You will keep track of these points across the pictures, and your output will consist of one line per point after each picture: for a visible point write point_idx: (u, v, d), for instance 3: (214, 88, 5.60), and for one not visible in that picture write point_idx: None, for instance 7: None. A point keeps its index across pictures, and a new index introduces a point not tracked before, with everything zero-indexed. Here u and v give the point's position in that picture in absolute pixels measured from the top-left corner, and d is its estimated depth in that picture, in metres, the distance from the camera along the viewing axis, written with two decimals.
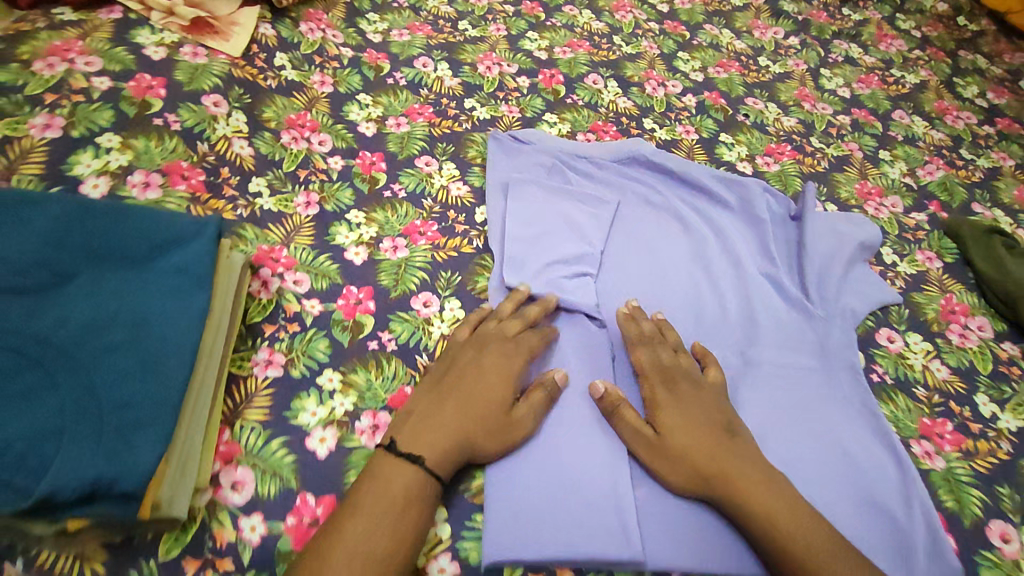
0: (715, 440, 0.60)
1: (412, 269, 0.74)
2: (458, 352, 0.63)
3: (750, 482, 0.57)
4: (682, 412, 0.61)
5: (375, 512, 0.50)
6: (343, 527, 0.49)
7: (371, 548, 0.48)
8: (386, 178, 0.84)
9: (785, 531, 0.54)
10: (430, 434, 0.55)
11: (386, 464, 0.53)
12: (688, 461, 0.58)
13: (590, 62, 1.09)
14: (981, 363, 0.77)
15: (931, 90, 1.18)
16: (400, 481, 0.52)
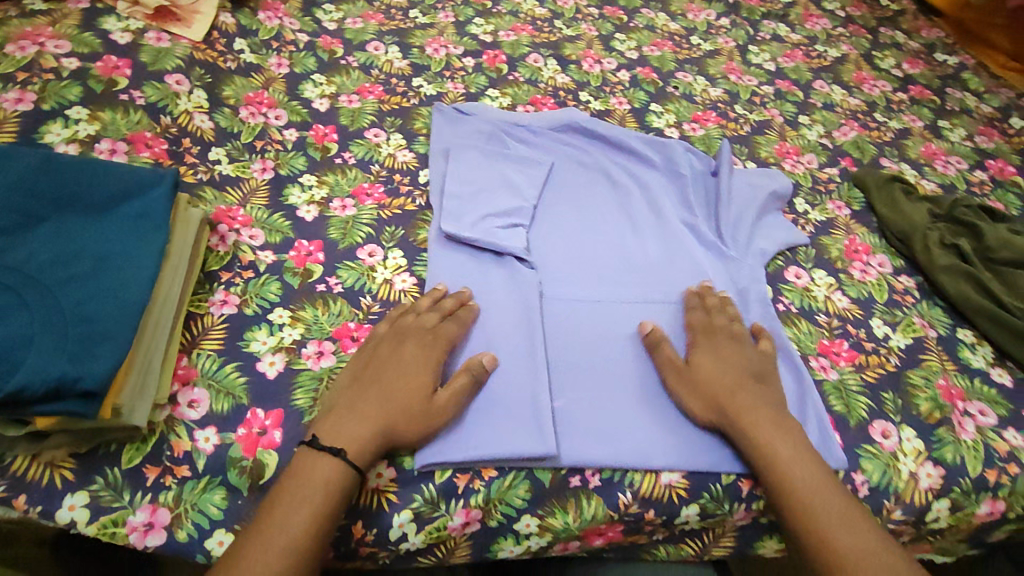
0: (742, 379, 0.66)
1: (360, 224, 0.81)
2: (380, 346, 0.64)
3: (761, 417, 0.63)
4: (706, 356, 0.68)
5: (289, 507, 0.53)
6: (265, 518, 0.52)
7: (285, 538, 0.51)
8: (337, 147, 0.92)
9: (785, 468, 0.60)
10: (354, 426, 0.57)
11: (312, 457, 0.55)
12: (710, 391, 0.65)
13: (532, 44, 1.17)
14: (878, 293, 0.84)
15: (850, 62, 1.27)
16: (319, 474, 0.54)
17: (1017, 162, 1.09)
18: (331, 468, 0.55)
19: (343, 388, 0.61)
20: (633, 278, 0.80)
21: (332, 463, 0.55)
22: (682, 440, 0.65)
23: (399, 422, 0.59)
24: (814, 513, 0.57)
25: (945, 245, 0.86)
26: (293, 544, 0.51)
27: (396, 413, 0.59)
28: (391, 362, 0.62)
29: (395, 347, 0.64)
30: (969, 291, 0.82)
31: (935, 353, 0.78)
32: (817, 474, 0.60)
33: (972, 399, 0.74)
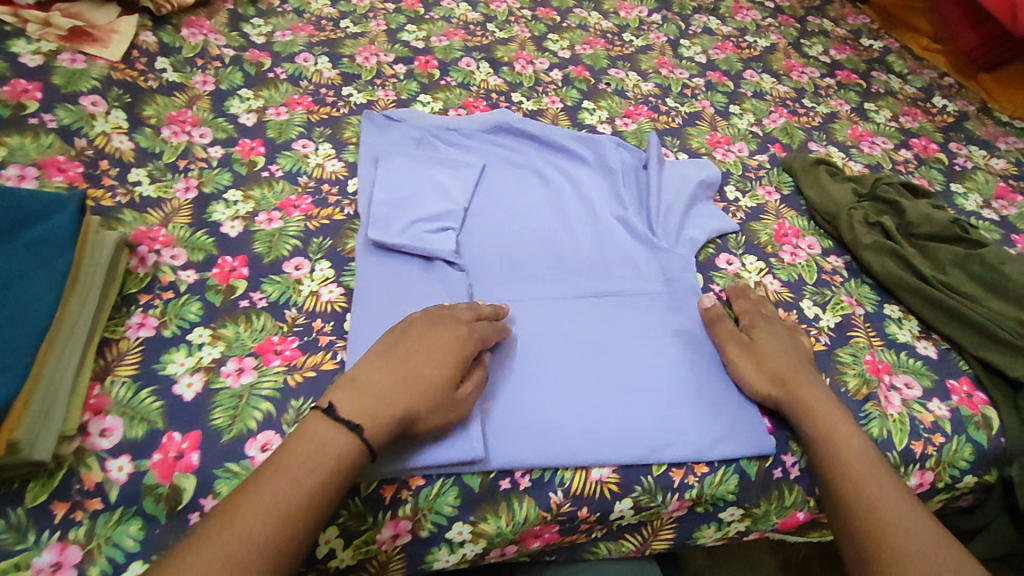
0: (798, 359, 0.70)
1: (285, 237, 0.80)
2: (411, 327, 0.62)
3: (816, 393, 0.67)
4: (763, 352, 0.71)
5: (297, 467, 0.50)
6: (267, 476, 0.49)
7: (286, 505, 0.48)
8: (264, 160, 0.90)
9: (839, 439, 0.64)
10: (382, 400, 0.54)
11: (329, 426, 0.52)
12: (772, 364, 0.70)
13: (464, 48, 1.17)
14: (808, 275, 0.86)
15: (779, 51, 1.30)
16: (334, 445, 0.51)
17: (941, 139, 1.12)
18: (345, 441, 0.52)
19: (370, 363, 0.58)
20: (565, 272, 0.80)
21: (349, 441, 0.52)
22: (611, 434, 0.65)
23: (422, 409, 0.56)
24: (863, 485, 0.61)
25: (870, 224, 0.88)
26: (294, 513, 0.48)
27: (422, 397, 0.56)
28: (424, 344, 0.60)
29: (434, 330, 0.61)
30: (892, 267, 0.83)
31: (861, 329, 0.80)
32: (877, 471, 0.62)
33: (898, 372, 0.75)
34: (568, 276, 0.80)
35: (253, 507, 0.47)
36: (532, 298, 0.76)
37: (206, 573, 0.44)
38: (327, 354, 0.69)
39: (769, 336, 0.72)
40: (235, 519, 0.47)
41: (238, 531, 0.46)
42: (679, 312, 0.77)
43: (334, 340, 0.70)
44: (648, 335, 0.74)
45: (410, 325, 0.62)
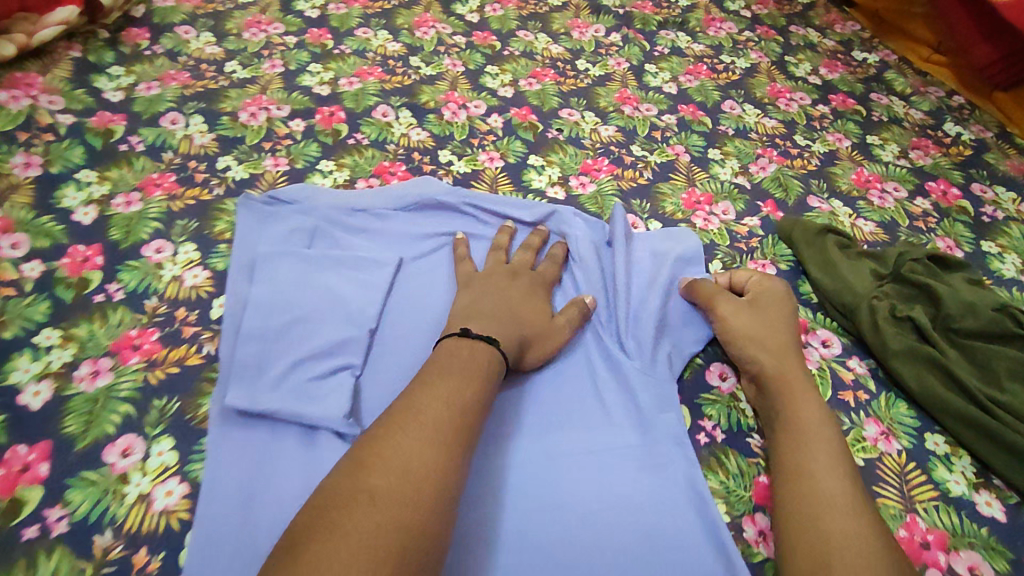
0: (782, 337, 0.65)
1: (114, 402, 0.58)
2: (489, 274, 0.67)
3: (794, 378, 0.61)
4: (748, 324, 0.66)
5: (451, 382, 0.51)
6: (433, 384, 0.51)
7: (460, 398, 0.50)
8: (100, 276, 0.67)
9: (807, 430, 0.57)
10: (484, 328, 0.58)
11: (463, 350, 0.55)
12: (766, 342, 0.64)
13: (380, 92, 0.95)
14: (822, 389, 0.65)
15: (762, 73, 1.10)
16: (476, 354, 0.54)
17: (960, 180, 0.94)
18: (478, 347, 0.55)
19: (460, 307, 0.63)
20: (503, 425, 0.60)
21: (489, 350, 0.55)
22: None
23: (529, 332, 0.61)
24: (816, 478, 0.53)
25: (898, 318, 0.69)
26: (465, 404, 0.50)
27: (527, 325, 0.62)
28: (504, 289, 0.65)
29: (511, 276, 0.67)
30: (933, 383, 0.64)
31: (896, 475, 0.59)
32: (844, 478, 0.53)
33: (958, 548, 0.55)
34: (508, 432, 0.60)
35: (433, 399, 0.49)
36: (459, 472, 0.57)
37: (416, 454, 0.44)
38: None
39: (762, 308, 0.67)
40: (413, 414, 0.48)
41: (421, 421, 0.47)
42: (661, 477, 0.59)
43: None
44: (618, 517, 0.56)
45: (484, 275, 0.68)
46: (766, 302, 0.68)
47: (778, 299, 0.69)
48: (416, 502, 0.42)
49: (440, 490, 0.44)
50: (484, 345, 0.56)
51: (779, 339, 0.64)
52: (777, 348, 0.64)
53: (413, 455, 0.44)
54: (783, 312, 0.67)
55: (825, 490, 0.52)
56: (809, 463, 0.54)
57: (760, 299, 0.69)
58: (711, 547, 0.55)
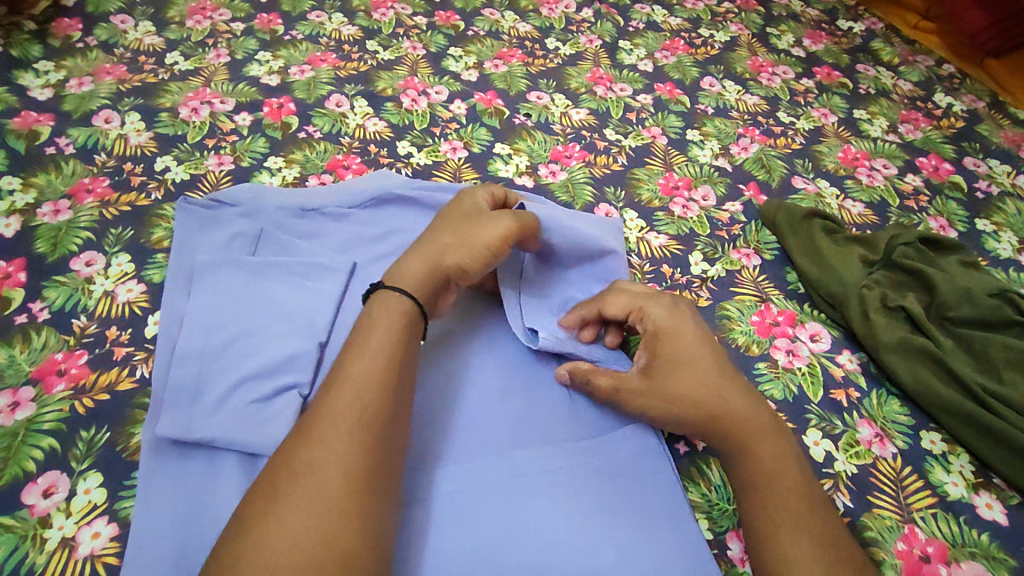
0: (712, 370, 0.54)
1: (35, 436, 0.52)
2: (452, 207, 0.61)
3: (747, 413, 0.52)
4: (655, 386, 0.53)
5: (370, 350, 0.48)
6: (351, 356, 0.48)
7: (375, 368, 0.47)
8: (23, 294, 0.61)
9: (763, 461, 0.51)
10: (410, 276, 0.54)
11: (381, 313, 0.51)
12: (689, 397, 0.52)
13: (334, 80, 0.88)
14: (811, 389, 0.61)
15: (742, 46, 1.04)
16: (393, 313, 0.51)
17: (953, 154, 0.89)
18: (401, 306, 0.52)
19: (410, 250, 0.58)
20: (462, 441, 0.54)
21: (403, 303, 0.52)
22: None
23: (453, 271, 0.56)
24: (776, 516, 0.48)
25: (889, 308, 0.64)
26: (375, 391, 0.46)
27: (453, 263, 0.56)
28: (483, 234, 0.57)
29: (509, 220, 0.58)
30: (928, 378, 0.60)
31: (891, 481, 0.55)
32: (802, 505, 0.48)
33: (960, 560, 0.51)
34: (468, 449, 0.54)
35: (354, 373, 0.46)
36: (409, 500, 0.50)
37: (336, 438, 0.43)
38: None
39: (675, 348, 0.55)
40: (333, 391, 0.46)
41: (325, 429, 0.43)
42: (638, 494, 0.53)
43: None
44: (590, 544, 0.49)
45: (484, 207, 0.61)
46: (677, 338, 0.56)
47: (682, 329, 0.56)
48: (339, 492, 0.41)
49: (366, 469, 0.43)
50: (402, 301, 0.52)
51: (710, 387, 0.53)
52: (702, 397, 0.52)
53: (330, 447, 0.43)
54: (696, 345, 0.55)
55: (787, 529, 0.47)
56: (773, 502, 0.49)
57: (666, 333, 0.56)
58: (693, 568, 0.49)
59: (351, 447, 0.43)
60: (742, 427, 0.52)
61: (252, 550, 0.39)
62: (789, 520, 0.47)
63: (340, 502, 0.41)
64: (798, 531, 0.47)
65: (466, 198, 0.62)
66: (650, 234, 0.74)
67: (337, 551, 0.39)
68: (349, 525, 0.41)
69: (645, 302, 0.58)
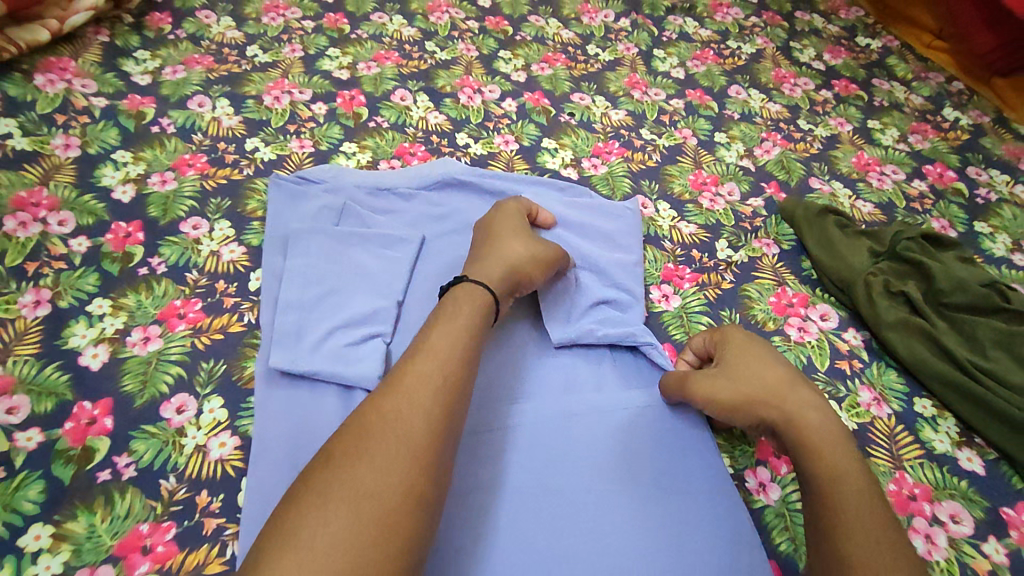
0: (785, 381, 0.58)
1: (165, 364, 0.63)
2: (499, 217, 0.69)
3: (812, 417, 0.55)
4: (723, 378, 0.59)
5: (453, 328, 0.55)
6: (436, 330, 0.55)
7: (458, 344, 0.54)
8: (143, 251, 0.72)
9: (825, 458, 0.53)
10: (494, 278, 0.61)
11: (463, 298, 0.58)
12: (758, 393, 0.57)
13: (398, 76, 0.98)
14: (819, 359, 0.70)
15: (767, 58, 1.13)
16: (476, 297, 0.59)
17: (957, 163, 0.97)
18: (484, 300, 0.59)
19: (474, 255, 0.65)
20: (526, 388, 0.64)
21: (486, 296, 0.59)
22: None
23: (519, 276, 0.63)
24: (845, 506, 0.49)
25: (891, 293, 0.73)
26: (448, 378, 0.51)
27: (520, 269, 0.63)
28: (543, 252, 0.66)
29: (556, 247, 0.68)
30: (923, 353, 0.68)
31: (885, 436, 0.64)
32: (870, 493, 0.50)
33: (941, 499, 0.60)
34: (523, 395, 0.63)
35: (444, 340, 0.53)
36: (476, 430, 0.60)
37: (424, 397, 0.49)
38: (212, 548, 0.53)
39: (747, 357, 0.60)
40: (423, 358, 0.52)
41: (412, 390, 0.49)
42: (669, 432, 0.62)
43: (223, 524, 0.54)
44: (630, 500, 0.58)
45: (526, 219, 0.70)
46: (747, 351, 0.61)
47: (764, 350, 0.61)
48: (424, 445, 0.47)
49: (444, 429, 0.49)
50: (485, 296, 0.59)
51: (774, 387, 0.58)
52: (775, 394, 0.57)
53: (417, 405, 0.48)
54: (764, 356, 0.60)
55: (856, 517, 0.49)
56: (842, 488, 0.51)
57: (735, 349, 0.62)
58: (716, 516, 0.58)
59: (436, 407, 0.49)
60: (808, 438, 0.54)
61: (342, 483, 0.43)
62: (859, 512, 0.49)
63: (423, 455, 0.46)
64: (867, 529, 0.48)
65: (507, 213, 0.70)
66: (680, 223, 0.83)
67: (417, 494, 0.45)
68: (428, 476, 0.46)
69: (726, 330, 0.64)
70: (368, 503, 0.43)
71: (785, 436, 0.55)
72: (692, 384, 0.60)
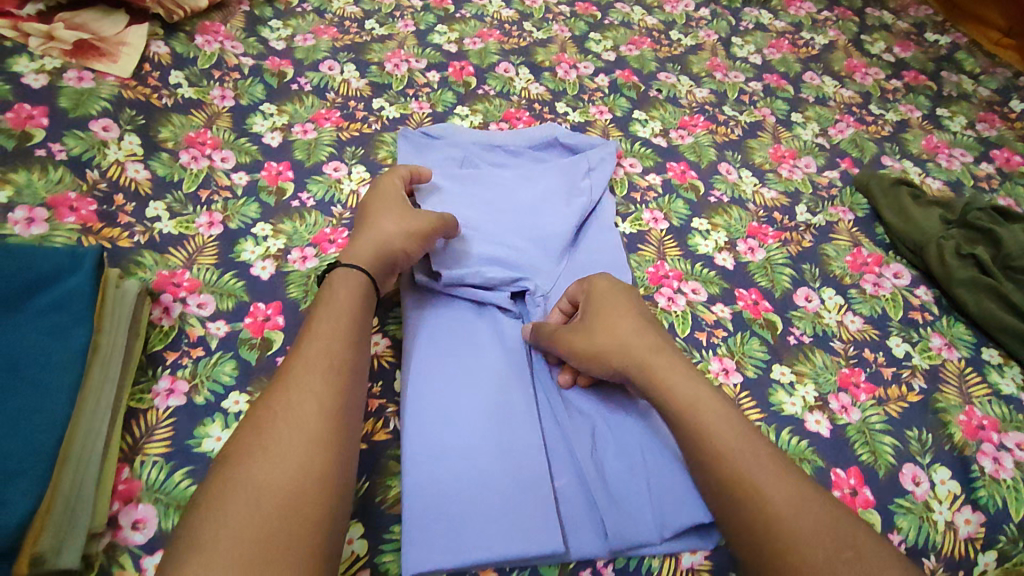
0: (638, 331, 0.62)
1: (322, 278, 0.74)
2: (371, 198, 0.72)
3: (670, 365, 0.59)
4: (587, 331, 0.62)
5: (332, 317, 0.57)
6: (318, 320, 0.57)
7: (338, 331, 0.56)
8: (293, 187, 0.83)
9: (691, 404, 0.56)
10: (367, 258, 0.64)
11: (331, 284, 0.61)
12: (620, 345, 0.61)
13: (501, 51, 1.08)
14: (893, 310, 0.77)
15: (839, 49, 1.20)
16: (353, 281, 0.61)
17: (1023, 150, 1.03)
18: (358, 281, 0.61)
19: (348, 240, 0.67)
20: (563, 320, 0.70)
21: (360, 277, 0.62)
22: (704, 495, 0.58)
23: (395, 252, 0.65)
24: (721, 454, 0.53)
25: (961, 256, 0.80)
26: (333, 364, 0.54)
27: (394, 245, 0.65)
28: (416, 223, 0.67)
29: (435, 217, 0.69)
30: (992, 307, 0.75)
31: (956, 376, 0.71)
32: (740, 431, 0.54)
33: (1009, 430, 0.67)
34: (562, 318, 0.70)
35: (325, 330, 0.56)
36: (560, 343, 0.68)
37: (309, 383, 0.52)
38: (377, 421, 0.61)
39: (607, 306, 0.64)
40: (307, 348, 0.55)
41: (300, 381, 0.52)
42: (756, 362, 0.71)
43: (384, 404, 0.62)
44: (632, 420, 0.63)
45: (399, 195, 0.72)
46: (611, 297, 0.65)
47: (621, 295, 0.66)
48: (313, 429, 0.49)
49: (338, 411, 0.51)
50: (360, 276, 0.62)
51: (634, 337, 0.61)
52: (631, 348, 0.61)
53: (306, 394, 0.51)
54: (624, 303, 0.65)
55: (734, 459, 0.52)
56: (714, 435, 0.54)
57: (598, 298, 0.65)
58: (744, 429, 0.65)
59: (325, 392, 0.52)
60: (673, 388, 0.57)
61: (240, 479, 0.46)
62: (734, 452, 0.53)
63: (314, 437, 0.49)
64: (747, 470, 0.52)
65: (380, 191, 0.72)
66: (762, 189, 0.91)
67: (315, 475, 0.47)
68: (324, 457, 0.48)
69: (590, 276, 0.68)
70: (267, 490, 0.45)
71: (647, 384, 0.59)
72: (559, 334, 0.62)
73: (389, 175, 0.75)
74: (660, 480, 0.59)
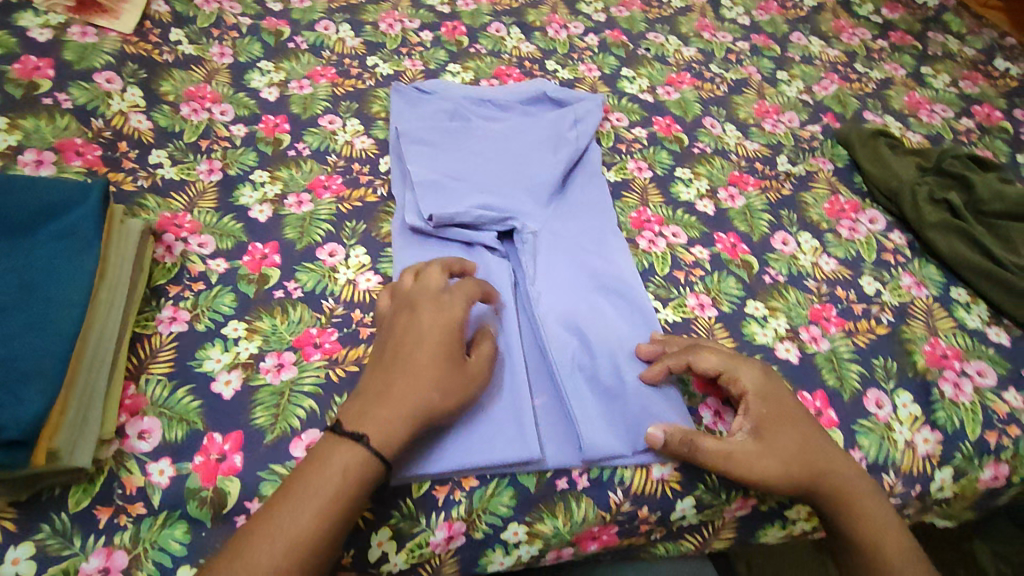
0: (807, 446, 0.59)
1: (317, 221, 0.77)
2: (410, 309, 0.58)
3: (840, 480, 0.59)
4: (764, 456, 0.58)
5: (376, 423, 0.51)
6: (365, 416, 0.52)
7: (384, 434, 0.51)
8: (290, 138, 0.86)
9: (860, 508, 0.59)
10: (402, 431, 0.52)
11: (367, 430, 0.51)
12: (798, 470, 0.58)
13: (493, 12, 1.10)
14: (866, 252, 0.80)
15: (828, 10, 1.22)
16: (393, 440, 0.51)
17: (1004, 106, 1.06)
18: (397, 436, 0.51)
19: (381, 371, 0.55)
20: (547, 253, 0.73)
21: (402, 433, 0.51)
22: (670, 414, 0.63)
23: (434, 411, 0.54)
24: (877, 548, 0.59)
25: (934, 201, 0.83)
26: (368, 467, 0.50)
27: (438, 398, 0.54)
28: (460, 374, 0.56)
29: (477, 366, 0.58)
30: (961, 248, 0.78)
31: (923, 312, 0.74)
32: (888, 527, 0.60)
33: (970, 359, 0.71)
34: (546, 254, 0.73)
35: (373, 431, 0.51)
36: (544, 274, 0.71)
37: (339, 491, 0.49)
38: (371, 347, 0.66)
39: (773, 419, 0.60)
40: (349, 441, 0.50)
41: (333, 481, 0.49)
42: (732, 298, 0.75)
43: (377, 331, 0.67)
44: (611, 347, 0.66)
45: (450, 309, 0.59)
46: (772, 400, 0.61)
47: (774, 390, 0.62)
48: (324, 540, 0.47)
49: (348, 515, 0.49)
50: (400, 432, 0.51)
51: (807, 452, 0.59)
52: (805, 465, 0.58)
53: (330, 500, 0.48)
54: (786, 406, 0.61)
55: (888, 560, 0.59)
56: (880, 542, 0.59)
57: (758, 398, 0.61)
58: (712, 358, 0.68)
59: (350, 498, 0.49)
60: (842, 492, 0.59)
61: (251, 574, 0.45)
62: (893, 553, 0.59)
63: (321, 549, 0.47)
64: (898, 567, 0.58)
65: (424, 301, 0.58)
66: (745, 141, 0.93)
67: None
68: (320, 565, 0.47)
69: (738, 368, 0.62)
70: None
71: (825, 498, 0.59)
72: (733, 455, 0.57)
73: (432, 273, 0.61)
74: (632, 399, 0.63)
